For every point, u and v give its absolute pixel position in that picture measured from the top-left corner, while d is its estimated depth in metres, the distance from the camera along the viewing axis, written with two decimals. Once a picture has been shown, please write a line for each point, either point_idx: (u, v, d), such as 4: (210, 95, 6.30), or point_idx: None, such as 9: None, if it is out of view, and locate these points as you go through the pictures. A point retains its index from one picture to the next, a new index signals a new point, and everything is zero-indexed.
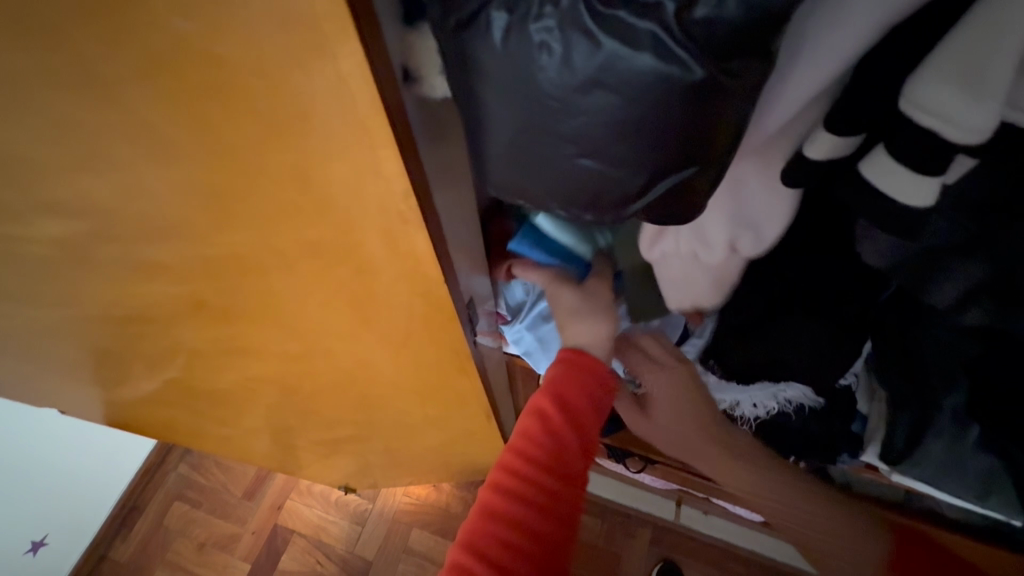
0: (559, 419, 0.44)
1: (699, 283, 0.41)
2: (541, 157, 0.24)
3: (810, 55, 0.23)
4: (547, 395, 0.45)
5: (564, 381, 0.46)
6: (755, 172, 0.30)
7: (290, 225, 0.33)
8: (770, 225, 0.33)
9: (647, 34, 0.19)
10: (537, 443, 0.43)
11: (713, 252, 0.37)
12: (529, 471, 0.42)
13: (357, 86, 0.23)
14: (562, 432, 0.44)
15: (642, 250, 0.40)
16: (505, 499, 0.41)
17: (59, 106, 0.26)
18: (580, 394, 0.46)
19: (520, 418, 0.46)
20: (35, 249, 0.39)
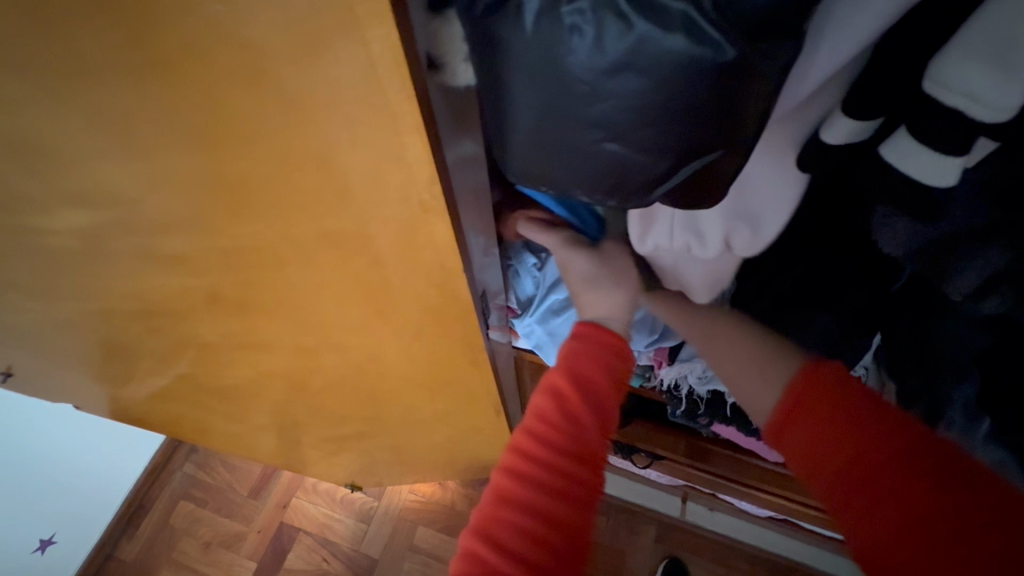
0: (578, 399, 0.42)
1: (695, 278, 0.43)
2: (569, 140, 0.24)
3: (834, 40, 0.24)
4: (561, 373, 0.44)
5: (580, 359, 0.45)
6: (760, 162, 0.31)
7: (310, 215, 0.33)
8: (767, 223, 0.34)
9: (679, 15, 0.19)
10: (548, 423, 0.42)
11: (707, 247, 0.38)
12: (541, 453, 0.40)
13: (387, 70, 0.23)
14: (576, 411, 0.42)
15: (635, 242, 0.41)
16: (517, 484, 0.39)
17: (84, 93, 0.26)
18: (597, 372, 0.44)
19: (533, 398, 0.44)
20: (53, 240, 0.39)
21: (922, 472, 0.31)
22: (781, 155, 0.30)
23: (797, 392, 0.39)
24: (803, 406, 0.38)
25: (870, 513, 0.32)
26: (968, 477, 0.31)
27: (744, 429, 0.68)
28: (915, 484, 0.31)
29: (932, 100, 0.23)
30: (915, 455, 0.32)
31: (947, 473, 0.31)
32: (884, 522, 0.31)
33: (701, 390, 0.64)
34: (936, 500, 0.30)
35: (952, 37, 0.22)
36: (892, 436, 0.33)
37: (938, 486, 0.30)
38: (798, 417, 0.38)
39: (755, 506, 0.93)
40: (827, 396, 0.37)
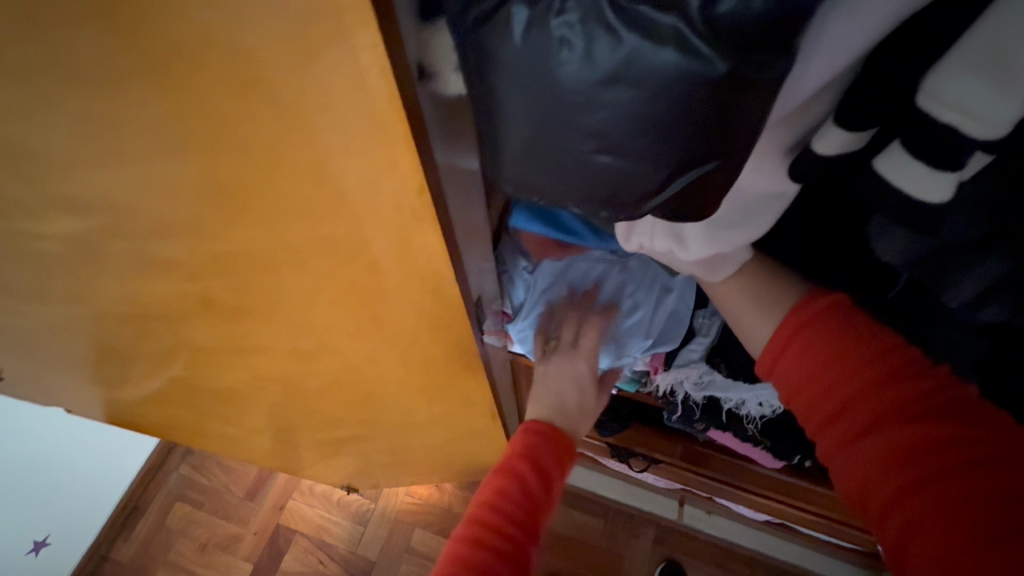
0: (531, 477, 0.52)
1: (690, 267, 0.41)
2: (561, 154, 0.24)
3: (826, 51, 0.23)
4: (518, 457, 0.53)
5: (533, 448, 0.54)
6: (750, 174, 0.31)
7: (303, 222, 0.33)
8: (754, 225, 0.34)
9: (670, 28, 0.19)
10: (504, 495, 0.50)
11: (688, 250, 0.37)
12: (495, 521, 0.48)
13: (376, 79, 0.22)
14: (528, 488, 0.51)
15: (619, 242, 0.40)
16: (473, 546, 0.46)
17: (71, 98, 0.26)
18: (544, 458, 0.54)
19: (490, 476, 0.52)
20: (43, 244, 0.39)
21: (908, 414, 0.35)
22: (774, 165, 0.30)
23: (795, 334, 0.40)
24: (801, 350, 0.40)
25: (861, 448, 0.36)
26: (949, 405, 0.35)
27: (739, 434, 0.68)
28: (902, 425, 0.35)
29: (927, 116, 0.23)
30: (904, 395, 0.36)
31: (931, 409, 0.35)
32: (874, 457, 0.36)
33: (697, 396, 0.64)
34: (924, 438, 0.34)
35: (947, 52, 0.22)
36: (883, 380, 0.36)
37: (923, 420, 0.35)
38: (796, 361, 0.40)
39: (751, 510, 0.92)
40: (824, 341, 0.39)
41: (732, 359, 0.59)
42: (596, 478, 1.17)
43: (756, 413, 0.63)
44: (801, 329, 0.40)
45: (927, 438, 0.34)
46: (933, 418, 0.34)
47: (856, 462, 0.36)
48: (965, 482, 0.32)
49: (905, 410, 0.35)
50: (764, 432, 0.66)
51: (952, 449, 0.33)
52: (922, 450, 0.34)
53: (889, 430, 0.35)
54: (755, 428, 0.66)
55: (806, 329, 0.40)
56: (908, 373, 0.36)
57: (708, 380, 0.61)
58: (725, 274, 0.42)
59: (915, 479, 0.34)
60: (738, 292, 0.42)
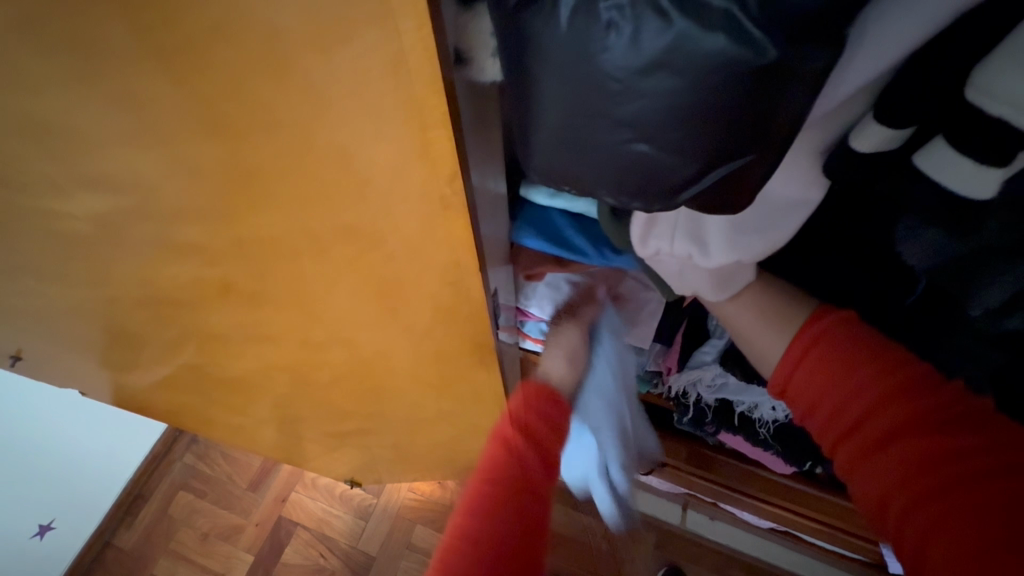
0: (524, 445, 0.49)
1: (704, 279, 0.41)
2: (596, 141, 0.24)
3: (867, 48, 0.23)
4: (512, 420, 0.51)
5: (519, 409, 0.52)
6: (779, 179, 0.31)
7: (328, 209, 0.33)
8: (779, 230, 0.34)
9: (719, 13, 0.19)
10: (499, 469, 0.47)
11: (710, 257, 0.36)
12: (492, 506, 0.44)
13: (417, 62, 0.23)
14: (528, 461, 0.48)
15: (635, 245, 0.39)
16: (461, 561, 0.41)
17: (107, 76, 0.26)
18: (538, 419, 0.51)
19: (484, 447, 0.50)
20: (68, 224, 0.39)
21: (926, 428, 0.35)
22: (804, 169, 0.30)
23: (803, 355, 0.40)
24: (811, 371, 0.40)
25: (882, 463, 0.36)
26: (965, 415, 0.34)
27: (750, 438, 0.67)
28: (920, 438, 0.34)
29: (977, 109, 0.23)
30: (914, 411, 0.35)
31: (941, 423, 0.34)
32: (894, 469, 0.35)
33: (709, 398, 0.64)
34: (940, 450, 0.34)
35: (997, 46, 0.22)
36: (892, 397, 0.36)
37: (933, 432, 0.34)
38: (807, 381, 0.40)
39: (756, 517, 0.92)
40: (831, 361, 0.39)
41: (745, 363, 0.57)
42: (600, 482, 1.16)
43: (770, 417, 0.63)
44: (808, 350, 0.40)
45: (938, 451, 0.34)
46: (948, 430, 0.34)
47: (873, 476, 0.36)
48: (985, 492, 0.32)
49: (919, 425, 0.35)
50: (775, 437, 0.66)
51: (969, 460, 0.33)
52: (934, 463, 0.34)
53: (900, 444, 0.35)
54: (766, 432, 0.65)
55: (814, 350, 0.39)
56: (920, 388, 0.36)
57: (720, 384, 0.62)
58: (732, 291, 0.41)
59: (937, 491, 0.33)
60: (754, 304, 0.41)
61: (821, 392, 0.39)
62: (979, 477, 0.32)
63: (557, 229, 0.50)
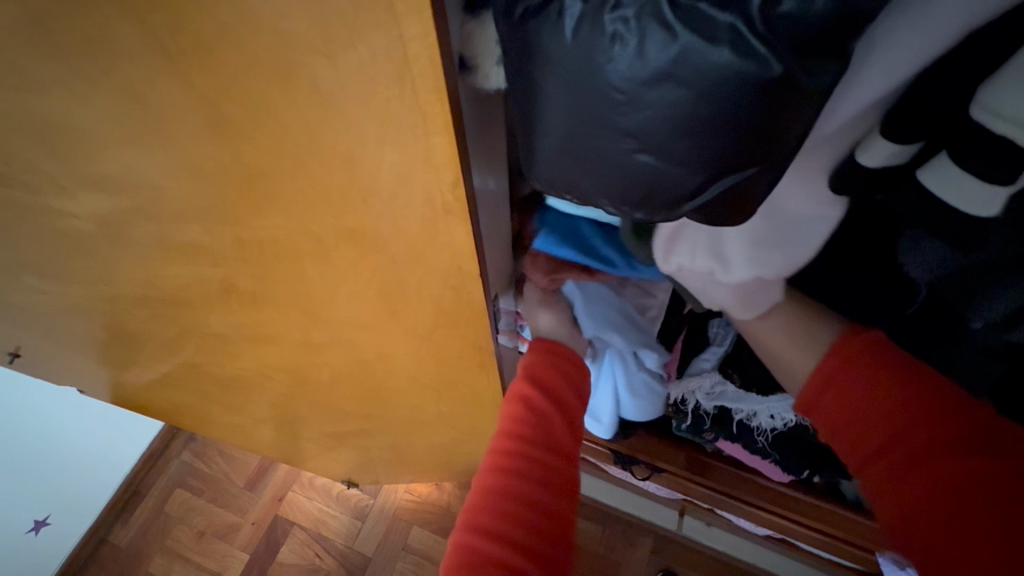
0: (544, 406, 0.48)
1: (725, 297, 0.41)
2: (599, 151, 0.24)
3: (873, 63, 0.23)
4: (526, 385, 0.50)
5: (537, 366, 0.51)
6: (788, 185, 0.31)
7: (331, 212, 0.33)
8: (800, 250, 0.34)
9: (726, 27, 0.19)
10: (521, 429, 0.46)
11: (731, 272, 0.36)
12: (517, 465, 0.44)
13: (421, 70, 0.23)
14: (549, 418, 0.47)
15: (658, 260, 0.38)
16: (493, 518, 0.41)
17: (113, 76, 0.26)
18: (557, 379, 0.50)
19: (503, 408, 0.49)
20: (71, 223, 0.39)
21: (956, 449, 0.33)
22: (812, 177, 0.30)
23: (830, 378, 0.40)
24: (835, 394, 0.39)
25: (908, 484, 0.34)
26: (992, 440, 0.33)
27: (748, 446, 0.68)
28: (950, 459, 0.33)
29: (982, 127, 0.23)
30: (932, 434, 0.35)
31: (967, 447, 0.33)
32: (918, 490, 0.34)
33: (707, 405, 0.64)
34: (965, 471, 0.32)
35: (1002, 66, 0.22)
36: (914, 419, 0.36)
37: (952, 456, 0.33)
38: (837, 399, 0.39)
39: (753, 524, 0.91)
40: (853, 383, 0.39)
41: (745, 370, 0.61)
42: (597, 487, 1.16)
43: (767, 425, 0.63)
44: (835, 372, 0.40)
45: (954, 476, 0.33)
46: (979, 454, 0.33)
47: (899, 495, 0.35)
48: (998, 519, 0.30)
49: (947, 447, 0.34)
50: (773, 444, 0.65)
51: (996, 485, 0.32)
52: (948, 488, 0.33)
53: (929, 467, 0.34)
54: (764, 440, 0.65)
55: (840, 372, 0.39)
56: (949, 412, 0.35)
57: (719, 391, 0.62)
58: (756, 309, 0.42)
59: (964, 511, 0.32)
60: (779, 322, 0.42)
61: (855, 409, 0.38)
62: (1006, 500, 0.31)
63: (581, 237, 0.47)
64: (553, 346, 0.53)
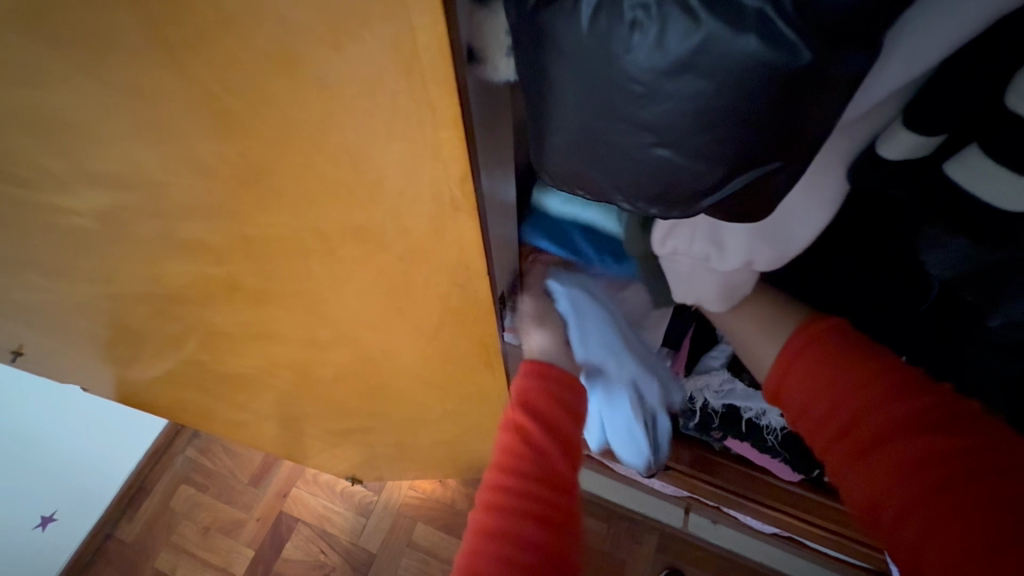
0: (537, 435, 0.46)
1: (709, 293, 0.41)
2: (615, 145, 0.23)
3: (899, 54, 0.22)
4: (516, 410, 0.48)
5: (528, 394, 0.48)
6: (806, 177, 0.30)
7: (336, 210, 0.33)
8: (794, 244, 0.33)
9: (752, 13, 0.18)
10: (516, 463, 0.44)
11: (725, 260, 0.36)
12: (512, 504, 0.42)
13: (431, 63, 0.22)
14: (548, 454, 0.45)
15: (653, 241, 0.38)
16: (489, 563, 0.39)
17: (111, 70, 0.26)
18: (550, 404, 0.48)
19: (499, 438, 0.47)
20: (71, 220, 0.39)
21: (915, 426, 0.34)
22: (829, 171, 0.29)
23: (798, 352, 0.40)
24: (802, 371, 0.39)
25: (869, 464, 0.35)
26: (955, 417, 0.33)
27: (758, 445, 0.67)
28: (911, 436, 0.33)
29: (1014, 114, 0.22)
30: (901, 412, 0.34)
31: (927, 424, 0.33)
32: (882, 468, 0.34)
33: (715, 404, 0.65)
34: (928, 450, 0.32)
35: None
36: (883, 398, 0.35)
37: (912, 433, 0.33)
38: (800, 379, 0.39)
39: (759, 522, 0.91)
40: (823, 363, 0.38)
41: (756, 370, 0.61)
42: (601, 484, 1.16)
43: (775, 424, 0.64)
44: (805, 346, 0.40)
45: (934, 454, 0.32)
46: (940, 430, 0.33)
47: (863, 476, 0.35)
48: (979, 493, 0.30)
49: (908, 425, 0.34)
50: (783, 444, 0.65)
51: (959, 461, 0.31)
52: (929, 465, 0.32)
53: (894, 443, 0.34)
54: (774, 439, 0.65)
55: (808, 349, 0.39)
56: (908, 392, 0.35)
57: (728, 389, 0.64)
58: (732, 301, 0.42)
59: (929, 488, 0.32)
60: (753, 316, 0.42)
61: (813, 393, 0.38)
62: (973, 475, 0.31)
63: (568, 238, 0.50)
64: (541, 367, 0.50)
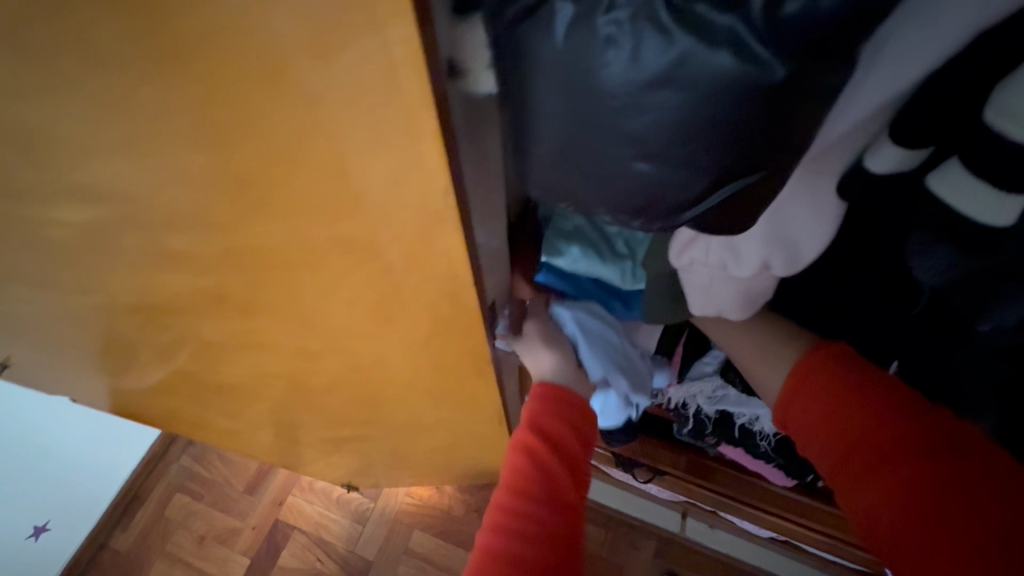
0: (547, 457, 0.46)
1: (729, 301, 0.40)
2: (598, 159, 0.23)
3: (879, 66, 0.23)
4: (527, 432, 0.48)
5: (539, 415, 0.48)
6: (798, 185, 0.30)
7: (322, 221, 0.32)
8: (809, 246, 0.32)
9: (726, 30, 0.18)
10: (526, 485, 0.45)
11: (744, 264, 0.36)
12: (519, 526, 0.43)
13: (409, 77, 0.22)
14: (555, 480, 0.45)
15: (670, 256, 0.38)
16: None
17: (90, 84, 0.26)
18: (561, 427, 0.48)
19: (507, 459, 0.47)
20: (54, 233, 0.38)
21: (913, 449, 0.36)
22: (820, 181, 0.29)
23: (804, 378, 0.43)
24: (808, 396, 0.42)
25: (870, 486, 0.37)
26: (952, 441, 0.35)
27: (751, 450, 0.67)
28: (909, 460, 0.36)
29: (994, 132, 0.22)
30: (902, 436, 0.37)
31: (926, 447, 0.36)
32: (882, 489, 0.36)
33: (709, 410, 0.65)
34: (925, 472, 0.35)
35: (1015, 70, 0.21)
36: (876, 421, 0.38)
37: (911, 457, 0.36)
38: (807, 404, 0.42)
39: (756, 526, 0.91)
40: (823, 390, 0.41)
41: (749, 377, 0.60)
42: (598, 489, 1.15)
43: (768, 430, 0.64)
44: (810, 373, 0.43)
45: (929, 477, 0.34)
46: (937, 454, 0.35)
47: (863, 497, 0.37)
48: (971, 515, 0.32)
49: (906, 448, 0.36)
50: (776, 449, 0.65)
51: (953, 484, 0.34)
52: (925, 488, 0.34)
53: (894, 466, 0.36)
54: (767, 444, 0.65)
55: (814, 376, 0.42)
56: (909, 416, 0.37)
57: (721, 395, 0.63)
58: (748, 308, 0.42)
59: (924, 510, 0.34)
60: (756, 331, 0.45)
61: (816, 422, 0.41)
62: (966, 498, 0.33)
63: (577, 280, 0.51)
64: (553, 389, 0.50)
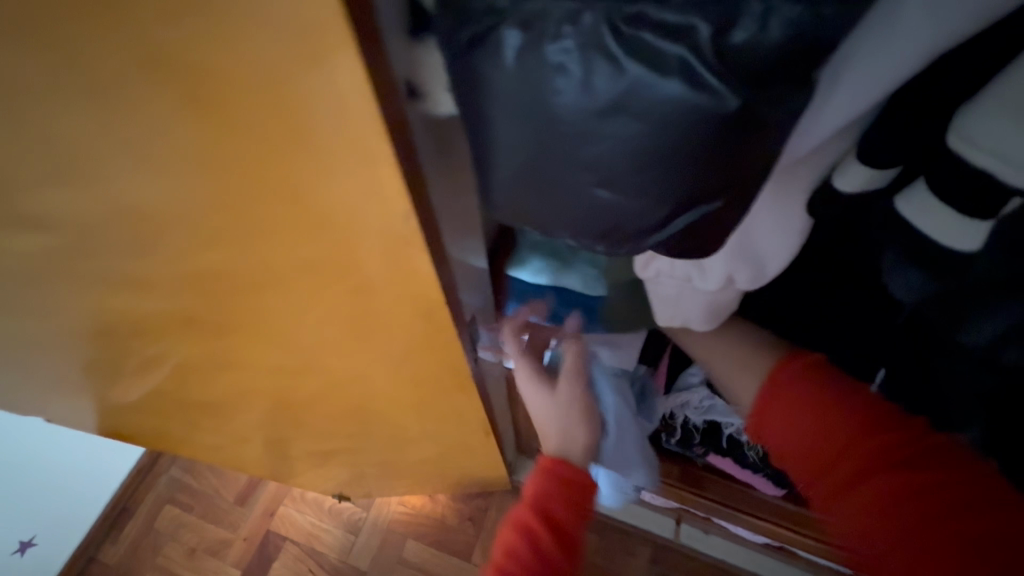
0: (547, 541, 0.43)
1: (694, 313, 0.39)
2: (558, 185, 0.22)
3: (845, 87, 0.22)
4: (529, 509, 0.45)
5: (544, 493, 0.46)
6: (768, 202, 0.29)
7: (286, 244, 0.32)
8: (773, 261, 0.31)
9: (675, 59, 0.18)
10: (519, 571, 0.42)
11: (708, 278, 0.35)
12: None
13: (358, 102, 0.21)
14: (551, 560, 0.43)
15: (636, 267, 0.37)
16: None
17: (35, 109, 0.25)
18: (566, 508, 0.45)
19: (503, 533, 0.45)
20: (12, 259, 0.37)
21: (892, 462, 0.36)
22: (790, 198, 0.28)
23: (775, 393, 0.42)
24: (782, 411, 0.42)
25: (855, 502, 0.37)
26: (927, 449, 0.36)
27: (739, 460, 0.67)
28: (890, 474, 0.36)
29: (958, 157, 0.21)
30: (880, 449, 0.37)
31: (904, 459, 0.36)
32: (868, 504, 0.37)
33: (696, 419, 0.65)
34: (906, 484, 0.35)
35: (981, 94, 0.20)
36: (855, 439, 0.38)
37: (891, 470, 0.36)
38: (782, 419, 0.42)
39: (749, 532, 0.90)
40: (797, 403, 0.41)
41: None
42: None
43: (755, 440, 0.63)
44: (780, 387, 0.42)
45: (912, 490, 0.35)
46: (915, 465, 0.35)
47: (850, 514, 0.38)
48: (958, 527, 0.33)
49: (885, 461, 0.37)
50: (763, 458, 0.65)
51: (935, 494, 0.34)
52: (910, 502, 0.35)
53: (877, 480, 0.36)
54: (755, 454, 0.65)
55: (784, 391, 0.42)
56: (882, 427, 0.37)
57: (708, 405, 0.63)
58: (715, 322, 0.41)
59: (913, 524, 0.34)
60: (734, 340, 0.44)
61: (793, 437, 0.41)
62: (951, 507, 0.34)
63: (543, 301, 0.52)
64: (557, 464, 0.47)
